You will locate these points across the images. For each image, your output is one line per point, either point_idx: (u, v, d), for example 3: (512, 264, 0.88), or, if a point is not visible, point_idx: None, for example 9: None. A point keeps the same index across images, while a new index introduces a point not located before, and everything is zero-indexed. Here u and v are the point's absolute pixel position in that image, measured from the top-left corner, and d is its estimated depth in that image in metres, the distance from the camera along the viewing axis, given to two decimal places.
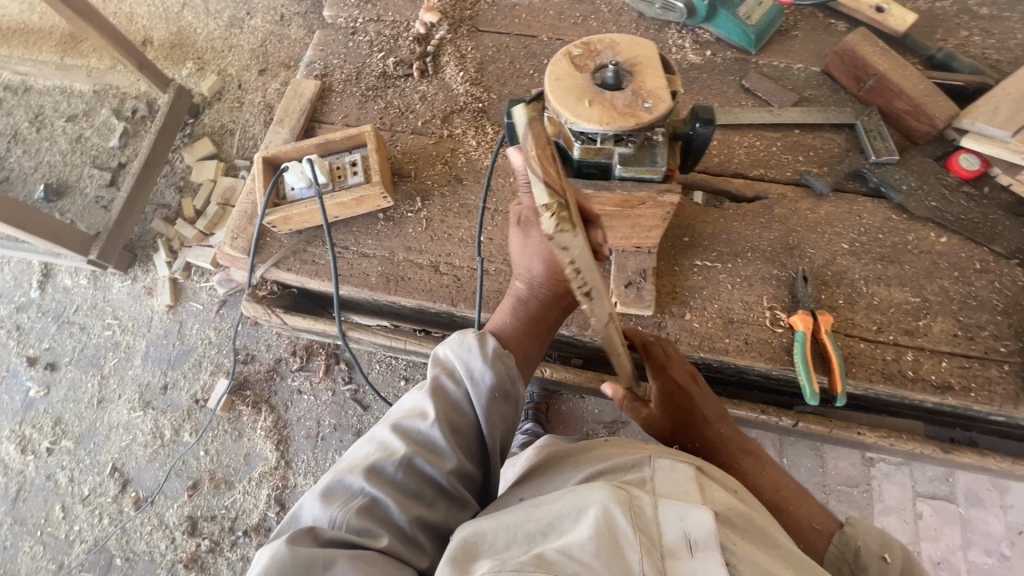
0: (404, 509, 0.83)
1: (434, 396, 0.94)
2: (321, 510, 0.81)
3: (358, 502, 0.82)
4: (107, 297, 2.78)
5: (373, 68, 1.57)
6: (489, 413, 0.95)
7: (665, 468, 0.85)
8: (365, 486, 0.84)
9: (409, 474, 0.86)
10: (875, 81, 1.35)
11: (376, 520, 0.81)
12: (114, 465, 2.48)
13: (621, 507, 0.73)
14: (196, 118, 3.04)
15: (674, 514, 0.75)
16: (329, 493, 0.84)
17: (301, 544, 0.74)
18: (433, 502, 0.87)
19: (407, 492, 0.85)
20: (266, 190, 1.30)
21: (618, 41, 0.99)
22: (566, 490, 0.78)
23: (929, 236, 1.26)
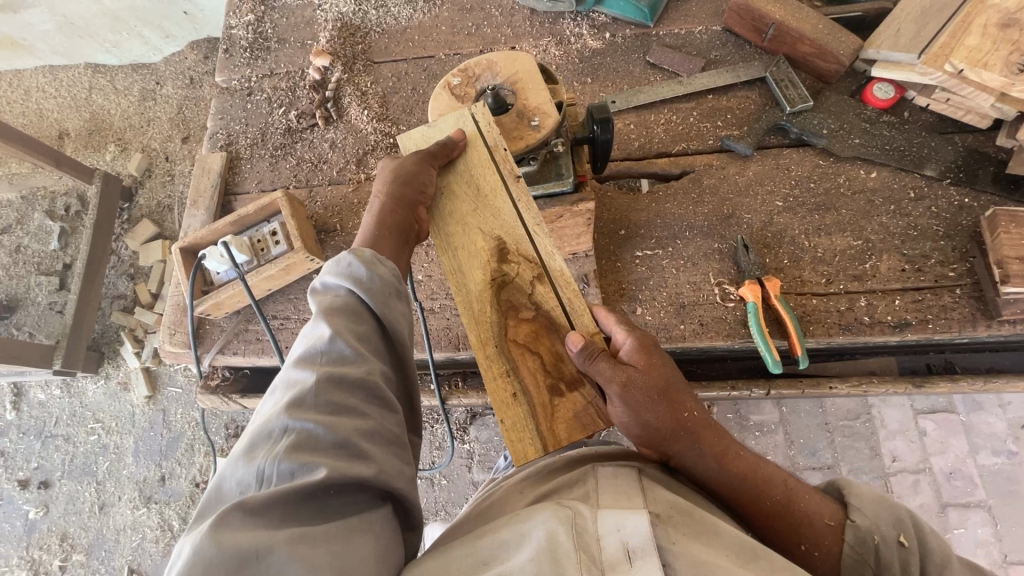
0: (339, 431, 0.69)
1: (327, 317, 0.80)
2: (243, 477, 0.64)
3: (284, 445, 0.66)
4: (84, 401, 2.72)
5: (276, 126, 1.51)
6: (391, 309, 0.85)
7: (609, 479, 0.83)
8: (288, 424, 0.68)
9: (328, 393, 0.73)
10: (775, 30, 1.31)
11: (312, 453, 0.67)
12: (131, 567, 2.45)
13: (564, 527, 0.68)
14: (131, 201, 2.96)
15: (613, 524, 0.70)
16: (247, 458, 0.66)
17: (231, 524, 0.58)
18: (361, 415, 0.74)
19: (336, 412, 0.72)
20: (189, 278, 1.24)
21: (495, 60, 0.97)
22: (510, 518, 0.73)
23: (859, 174, 1.24)
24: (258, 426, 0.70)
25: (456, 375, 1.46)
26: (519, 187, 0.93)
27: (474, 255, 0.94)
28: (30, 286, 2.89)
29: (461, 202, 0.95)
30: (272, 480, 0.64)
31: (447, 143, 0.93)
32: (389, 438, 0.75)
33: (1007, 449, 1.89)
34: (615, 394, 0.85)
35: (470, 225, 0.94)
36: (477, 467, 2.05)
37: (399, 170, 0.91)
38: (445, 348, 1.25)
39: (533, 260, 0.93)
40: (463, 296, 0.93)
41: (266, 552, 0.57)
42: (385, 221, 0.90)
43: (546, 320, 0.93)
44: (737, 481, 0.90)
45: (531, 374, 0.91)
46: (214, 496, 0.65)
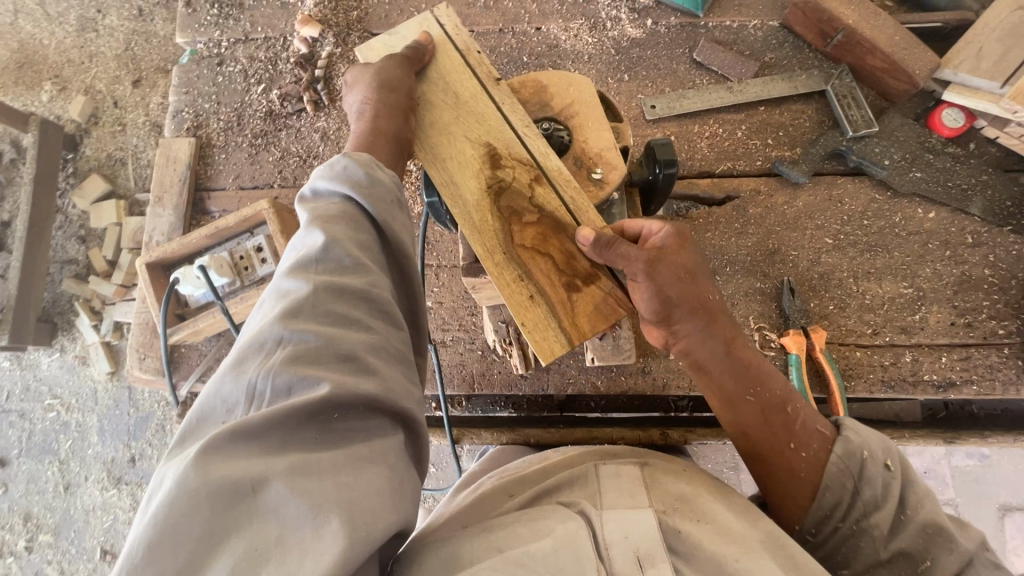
0: (338, 342, 0.56)
1: (321, 218, 0.64)
2: (228, 394, 0.52)
3: (279, 358, 0.54)
4: (38, 376, 2.50)
5: (255, 108, 1.28)
6: (396, 214, 0.69)
7: (613, 478, 0.75)
8: (281, 334, 0.55)
9: (325, 299, 0.58)
10: (843, 37, 1.15)
11: (310, 368, 0.54)
12: (104, 547, 2.37)
13: (576, 532, 0.65)
14: (76, 152, 2.60)
15: (620, 532, 0.65)
16: (237, 373, 0.53)
17: (228, 460, 0.48)
18: (359, 318, 0.59)
19: (338, 320, 0.58)
20: (162, 304, 1.06)
21: (546, 84, 0.79)
22: (522, 515, 0.69)
23: (916, 213, 1.14)
24: (242, 342, 0.56)
25: (462, 397, 1.33)
26: (501, 91, 0.78)
27: (464, 165, 0.75)
28: None
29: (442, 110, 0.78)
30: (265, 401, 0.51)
31: (418, 47, 0.78)
32: (392, 353, 0.61)
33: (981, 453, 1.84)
34: (641, 270, 0.69)
35: (454, 135, 0.76)
36: None
37: (380, 73, 0.75)
38: (458, 386, 1.14)
39: (527, 161, 0.75)
40: (457, 210, 0.74)
41: (261, 489, 0.47)
42: (379, 127, 0.72)
43: (551, 221, 0.73)
44: (751, 374, 0.79)
45: (545, 275, 0.72)
46: (199, 416, 0.53)
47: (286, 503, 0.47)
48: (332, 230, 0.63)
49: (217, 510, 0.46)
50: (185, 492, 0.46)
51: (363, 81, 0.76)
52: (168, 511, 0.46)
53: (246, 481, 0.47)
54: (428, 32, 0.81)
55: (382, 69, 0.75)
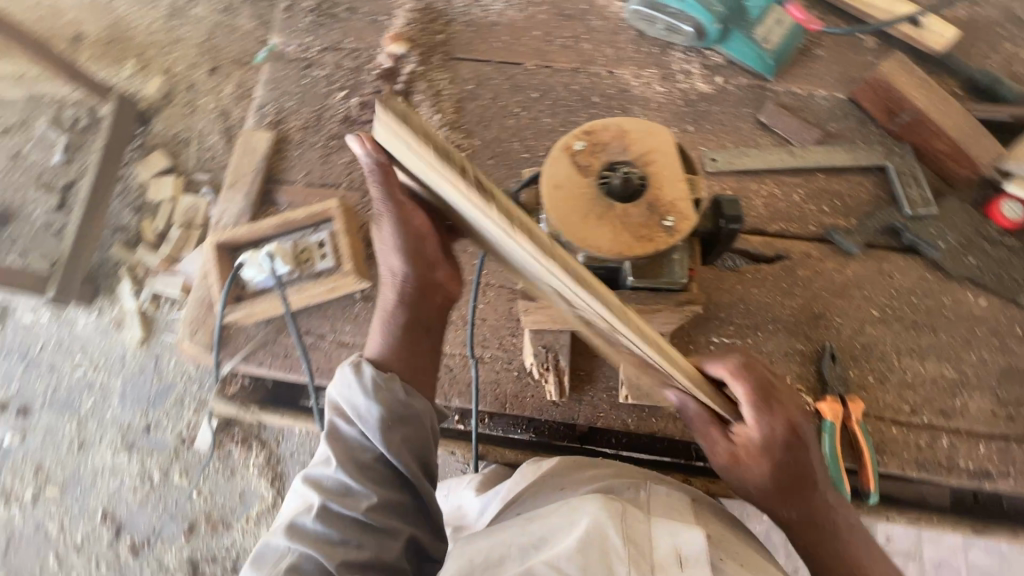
0: (353, 524, 0.89)
1: (353, 372, 0.96)
2: (261, 553, 0.87)
3: (286, 561, 0.84)
4: (73, 333, 2.59)
5: (334, 112, 1.35)
6: (394, 434, 0.93)
7: (662, 496, 0.94)
8: (331, 458, 0.93)
9: (348, 450, 0.94)
10: (910, 117, 1.18)
11: (331, 516, 0.89)
12: (105, 510, 2.41)
13: (614, 522, 0.79)
14: (146, 127, 2.74)
15: (667, 532, 0.80)
16: (289, 509, 0.92)
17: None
18: (367, 495, 0.91)
19: (347, 491, 0.91)
20: (225, 286, 1.13)
21: (628, 130, 0.82)
22: (565, 505, 0.87)
23: (967, 298, 1.14)
24: (291, 499, 0.94)
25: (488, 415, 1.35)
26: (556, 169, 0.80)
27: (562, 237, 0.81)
28: (26, 200, 2.68)
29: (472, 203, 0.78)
30: (285, 565, 0.84)
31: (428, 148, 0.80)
32: (416, 442, 0.96)
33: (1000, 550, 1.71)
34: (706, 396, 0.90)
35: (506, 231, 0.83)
36: None
37: (395, 225, 0.92)
38: (490, 403, 1.16)
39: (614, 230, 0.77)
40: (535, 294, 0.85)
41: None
42: (415, 275, 0.98)
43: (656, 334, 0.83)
44: (805, 493, 0.92)
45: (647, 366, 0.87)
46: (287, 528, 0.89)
47: (311, 562, 0.85)
48: (358, 412, 0.94)
49: None
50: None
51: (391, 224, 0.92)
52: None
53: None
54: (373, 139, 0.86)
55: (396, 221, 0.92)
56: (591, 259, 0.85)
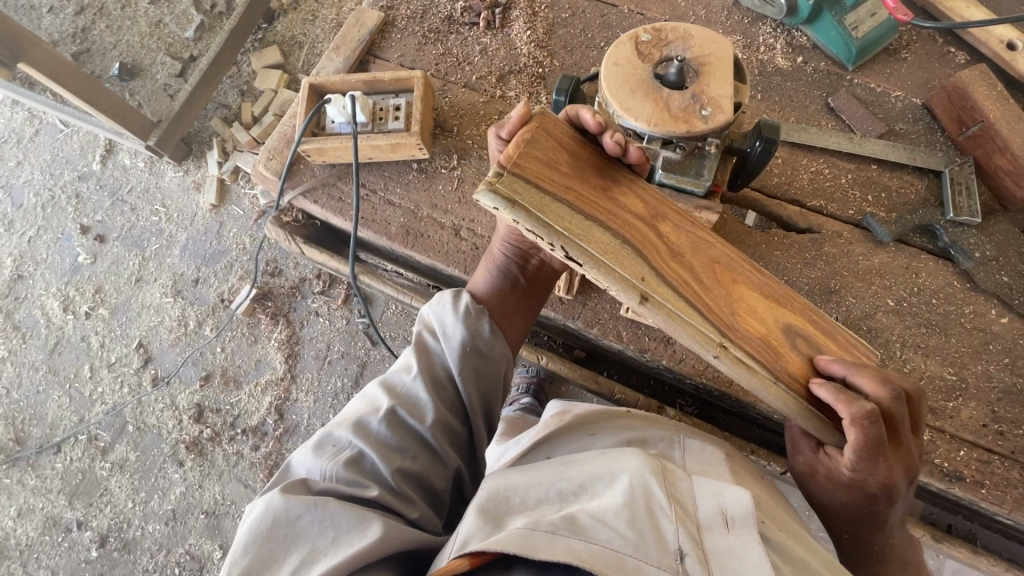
0: (410, 438, 0.92)
1: (419, 354, 1.03)
2: (325, 441, 0.91)
3: (347, 454, 0.88)
4: (159, 184, 2.88)
5: (439, 10, 1.49)
6: (467, 363, 1.02)
7: (698, 453, 0.89)
8: (412, 368, 1.00)
9: (427, 365, 1.01)
10: (979, 129, 1.20)
11: (393, 423, 0.92)
12: (141, 341, 2.67)
13: (656, 477, 0.76)
14: (271, 24, 3.01)
15: (713, 491, 0.77)
16: (355, 409, 0.96)
17: (296, 491, 0.80)
18: (432, 411, 0.95)
19: (412, 403, 0.96)
20: (308, 116, 1.28)
21: (693, 33, 0.90)
22: (601, 454, 0.82)
23: (989, 313, 1.14)
24: (358, 401, 0.98)
25: None
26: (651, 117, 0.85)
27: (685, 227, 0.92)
28: (155, 61, 3.01)
29: (590, 163, 0.85)
30: (345, 457, 0.87)
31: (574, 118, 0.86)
32: (483, 381, 1.03)
33: None
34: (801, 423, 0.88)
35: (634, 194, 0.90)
36: None
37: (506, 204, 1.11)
38: None
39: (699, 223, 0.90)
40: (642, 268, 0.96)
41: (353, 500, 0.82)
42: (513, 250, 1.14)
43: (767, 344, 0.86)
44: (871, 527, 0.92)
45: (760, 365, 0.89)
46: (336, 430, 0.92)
47: (369, 460, 0.88)
48: (448, 332, 1.03)
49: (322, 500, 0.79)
50: (283, 495, 0.78)
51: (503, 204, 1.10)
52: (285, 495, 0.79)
53: (350, 488, 0.83)
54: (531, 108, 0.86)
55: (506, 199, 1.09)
56: (629, 146, 0.94)
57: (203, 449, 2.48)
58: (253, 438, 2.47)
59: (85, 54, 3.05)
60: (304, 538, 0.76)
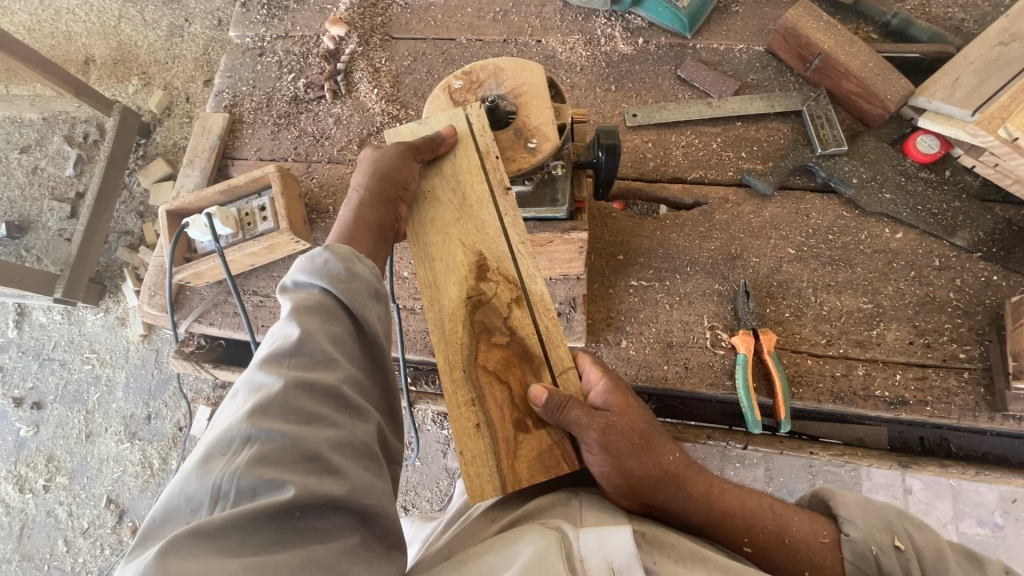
0: (311, 405, 0.62)
1: (299, 312, 0.69)
2: (210, 450, 0.57)
3: (244, 459, 0.56)
4: (82, 331, 2.66)
5: (283, 93, 1.46)
6: (371, 309, 0.74)
7: (595, 505, 0.77)
8: (293, 332, 0.67)
9: (317, 313, 0.70)
10: (820, 61, 1.21)
11: (298, 393, 0.62)
12: (109, 497, 2.49)
13: (553, 547, 0.64)
14: (149, 138, 2.75)
15: (595, 539, 0.65)
16: (230, 413, 0.63)
17: (185, 552, 0.49)
18: (336, 362, 0.67)
19: (314, 359, 0.66)
20: (171, 242, 1.20)
21: (503, 67, 0.89)
22: (492, 545, 0.67)
23: (883, 233, 1.16)
24: (233, 401, 0.64)
25: (434, 372, 1.40)
26: (507, 201, 0.83)
27: (450, 269, 0.82)
28: (42, 210, 2.70)
29: (460, 200, 0.84)
30: (244, 460, 0.56)
31: (433, 138, 0.84)
32: (386, 320, 0.77)
33: (994, 522, 1.50)
34: (592, 441, 0.74)
35: (450, 236, 0.83)
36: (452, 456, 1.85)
37: (378, 161, 0.81)
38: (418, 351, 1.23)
39: (513, 282, 0.82)
40: (433, 312, 0.82)
41: None
42: (362, 216, 0.80)
43: (520, 349, 0.81)
44: (725, 521, 0.81)
45: (497, 406, 0.78)
46: (195, 464, 0.57)
47: (274, 448, 0.58)
48: (330, 278, 0.73)
49: None
50: (163, 570, 0.47)
51: (386, 156, 0.82)
52: None
53: (260, 500, 0.54)
54: (453, 125, 0.86)
55: (395, 155, 0.82)
56: None
57: None
58: None
59: None
60: None
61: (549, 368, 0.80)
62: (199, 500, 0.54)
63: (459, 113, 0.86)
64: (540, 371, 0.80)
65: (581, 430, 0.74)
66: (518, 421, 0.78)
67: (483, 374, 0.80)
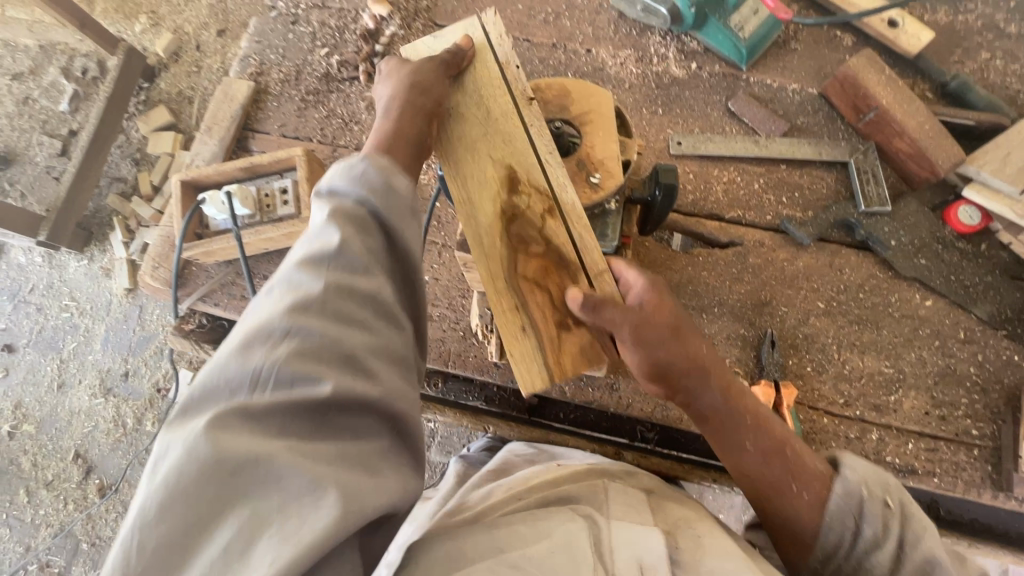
0: (349, 310, 0.61)
1: (338, 214, 0.65)
2: (250, 337, 0.56)
3: (283, 351, 0.55)
4: (64, 276, 2.54)
5: (314, 68, 1.38)
6: (414, 227, 0.70)
7: (620, 491, 0.84)
8: (329, 234, 0.63)
9: (356, 224, 0.65)
10: (875, 115, 1.19)
11: (338, 297, 0.60)
12: (77, 451, 2.40)
13: (581, 538, 0.70)
14: (152, 83, 2.60)
15: (628, 539, 0.71)
16: (264, 306, 0.60)
17: (234, 429, 0.51)
18: (374, 267, 0.64)
19: (353, 264, 0.63)
20: (184, 217, 1.15)
21: (569, 89, 0.84)
22: (529, 517, 0.75)
23: (913, 298, 1.15)
24: (268, 295, 0.61)
25: (437, 375, 1.37)
26: (532, 112, 0.80)
27: (482, 183, 0.79)
28: (30, 145, 2.54)
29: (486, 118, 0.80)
30: (285, 350, 0.55)
31: (456, 51, 0.80)
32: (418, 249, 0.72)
33: None
34: (626, 336, 0.74)
35: (480, 152, 0.80)
36: (436, 449, 1.82)
37: (411, 73, 0.77)
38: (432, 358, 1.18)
39: (543, 190, 0.78)
40: (471, 223, 0.79)
41: (271, 464, 0.51)
42: (400, 129, 0.74)
43: (557, 256, 0.79)
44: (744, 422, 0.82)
45: (539, 310, 0.78)
46: (231, 352, 0.55)
47: (311, 341, 0.57)
48: (368, 189, 0.67)
49: (227, 470, 0.50)
50: (213, 441, 0.50)
51: (416, 68, 0.78)
52: (183, 469, 0.49)
53: (299, 393, 0.54)
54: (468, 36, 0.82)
55: (425, 67, 0.78)
56: None
57: None
58: None
59: None
60: (241, 499, 0.50)
61: (585, 272, 0.78)
62: (237, 386, 0.54)
63: (474, 23, 0.83)
64: (578, 276, 0.78)
65: (617, 327, 0.74)
66: (559, 322, 0.78)
67: (524, 283, 0.79)
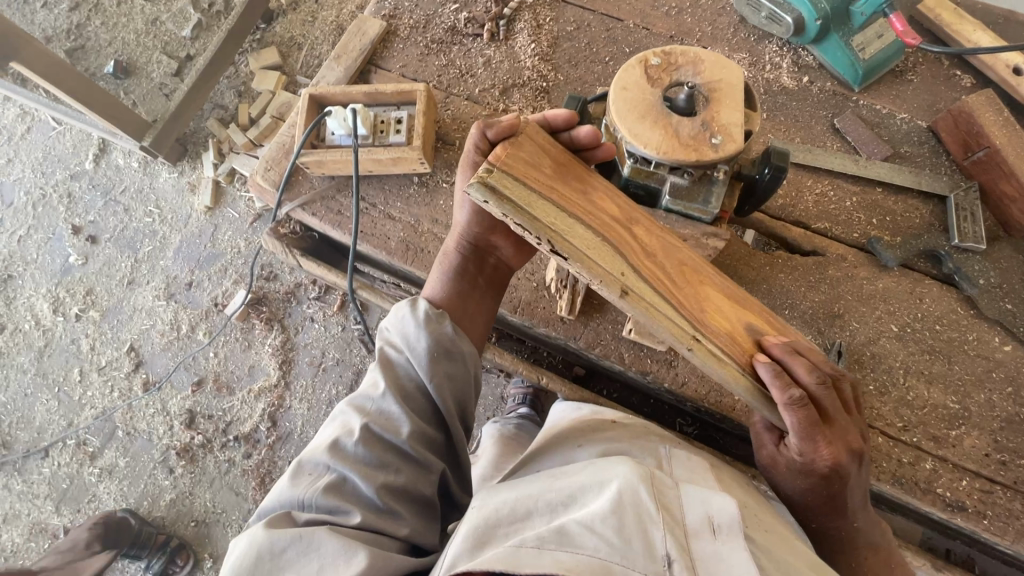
0: (387, 451, 0.87)
1: (383, 368, 0.96)
2: (298, 470, 0.85)
3: (323, 484, 0.83)
4: (153, 184, 2.59)
5: (442, 20, 1.47)
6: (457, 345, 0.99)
7: (684, 463, 0.89)
8: (379, 385, 0.93)
9: (392, 372, 0.96)
10: (984, 154, 1.19)
11: (376, 419, 0.89)
12: (132, 344, 2.36)
13: (646, 484, 0.73)
14: (269, 25, 2.75)
15: (698, 498, 0.75)
16: (326, 434, 0.90)
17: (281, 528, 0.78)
18: (406, 423, 0.90)
19: (386, 415, 0.90)
20: (308, 127, 1.25)
21: (703, 58, 0.89)
22: (590, 465, 0.79)
23: (992, 340, 1.13)
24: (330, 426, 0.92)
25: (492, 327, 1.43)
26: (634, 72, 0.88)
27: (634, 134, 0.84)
28: (151, 60, 2.73)
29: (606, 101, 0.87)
30: (323, 483, 0.83)
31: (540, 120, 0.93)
32: (458, 382, 0.97)
33: None
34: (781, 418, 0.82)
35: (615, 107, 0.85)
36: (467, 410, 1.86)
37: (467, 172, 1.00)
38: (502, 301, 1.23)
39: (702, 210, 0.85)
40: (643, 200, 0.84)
41: (309, 535, 0.75)
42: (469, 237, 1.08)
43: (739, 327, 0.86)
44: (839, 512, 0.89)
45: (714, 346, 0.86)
46: (296, 471, 0.85)
47: (351, 484, 0.83)
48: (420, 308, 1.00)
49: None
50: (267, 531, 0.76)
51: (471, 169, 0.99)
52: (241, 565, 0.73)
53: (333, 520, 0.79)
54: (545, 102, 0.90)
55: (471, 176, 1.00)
56: (636, 171, 0.91)
57: (193, 457, 2.15)
58: (246, 446, 2.12)
59: (77, 50, 2.77)
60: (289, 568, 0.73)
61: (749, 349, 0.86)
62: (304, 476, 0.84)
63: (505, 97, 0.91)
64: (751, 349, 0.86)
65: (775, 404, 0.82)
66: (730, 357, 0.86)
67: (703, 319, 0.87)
